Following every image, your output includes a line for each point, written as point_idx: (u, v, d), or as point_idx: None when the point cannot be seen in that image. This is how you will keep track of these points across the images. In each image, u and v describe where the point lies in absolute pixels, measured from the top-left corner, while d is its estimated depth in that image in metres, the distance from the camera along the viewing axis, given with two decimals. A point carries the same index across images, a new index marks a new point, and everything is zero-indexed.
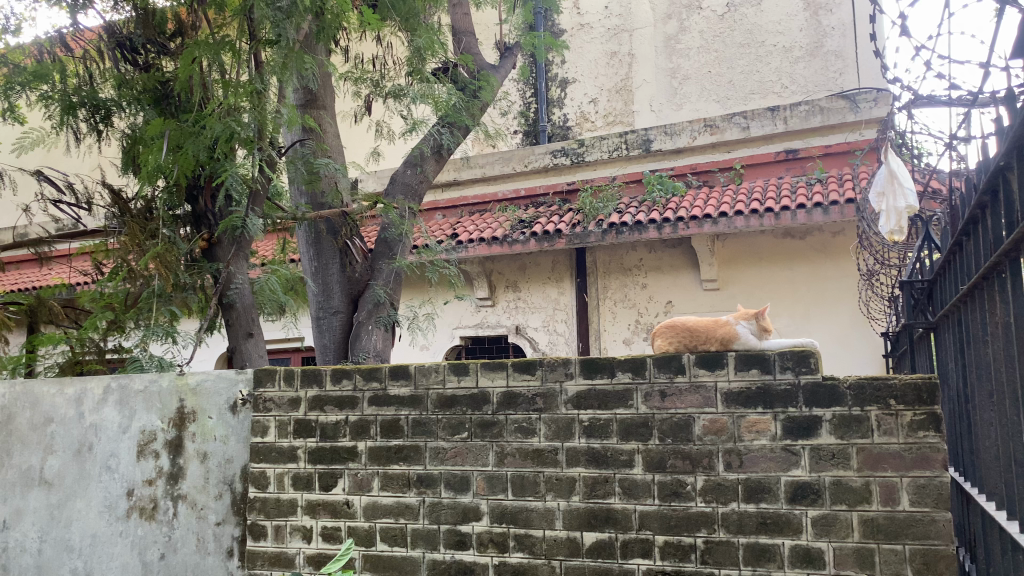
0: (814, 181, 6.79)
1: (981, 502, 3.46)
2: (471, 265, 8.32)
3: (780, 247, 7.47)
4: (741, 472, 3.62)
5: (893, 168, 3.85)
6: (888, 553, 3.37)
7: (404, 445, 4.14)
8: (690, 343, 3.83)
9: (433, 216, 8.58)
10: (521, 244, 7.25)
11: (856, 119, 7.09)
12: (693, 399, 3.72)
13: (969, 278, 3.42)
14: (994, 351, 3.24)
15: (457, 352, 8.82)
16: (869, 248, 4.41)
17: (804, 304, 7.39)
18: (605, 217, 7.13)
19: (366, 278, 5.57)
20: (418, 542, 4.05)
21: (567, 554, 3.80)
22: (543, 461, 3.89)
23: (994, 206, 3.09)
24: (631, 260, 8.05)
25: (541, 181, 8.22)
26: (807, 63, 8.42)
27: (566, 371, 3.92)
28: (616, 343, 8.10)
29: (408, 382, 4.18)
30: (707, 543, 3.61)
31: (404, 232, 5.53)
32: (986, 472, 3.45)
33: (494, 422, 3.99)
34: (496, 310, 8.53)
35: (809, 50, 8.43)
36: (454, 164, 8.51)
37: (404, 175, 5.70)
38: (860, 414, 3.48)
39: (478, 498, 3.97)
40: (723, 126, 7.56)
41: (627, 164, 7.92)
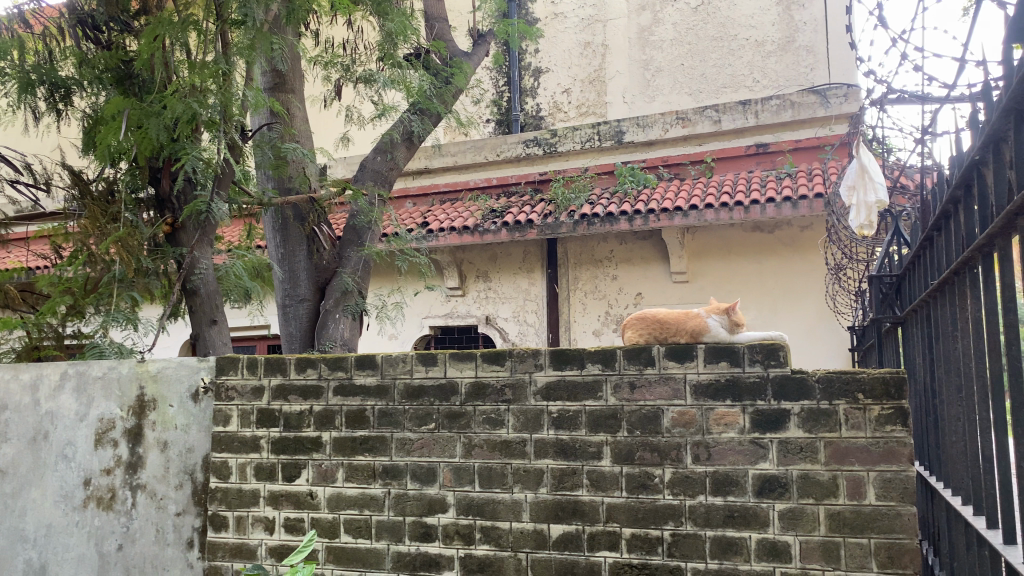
0: (784, 175, 6.80)
1: (946, 497, 3.47)
2: (441, 254, 8.23)
3: (748, 241, 7.49)
4: (709, 465, 3.60)
5: (863, 163, 3.84)
6: (854, 547, 3.38)
7: (369, 436, 4.08)
8: (660, 334, 3.80)
9: (403, 204, 8.50)
10: (493, 234, 7.17)
11: (826, 113, 7.14)
12: (663, 391, 3.70)
13: (939, 272, 3.43)
14: (965, 345, 3.25)
15: (426, 341, 8.75)
16: (837, 242, 4.39)
17: (772, 298, 7.41)
18: (576, 208, 7.10)
19: (334, 266, 5.50)
20: (382, 534, 3.99)
21: (533, 547, 3.76)
22: (510, 452, 3.85)
23: (967, 201, 3.11)
24: (602, 251, 8.02)
25: (513, 171, 8.17)
26: (779, 58, 8.44)
27: (536, 362, 3.86)
28: (586, 335, 8.06)
29: (374, 371, 4.12)
30: (674, 536, 3.60)
31: (373, 220, 5.46)
32: (952, 466, 3.46)
33: (461, 413, 3.95)
34: (466, 300, 8.48)
35: (781, 45, 8.45)
36: (425, 152, 8.44)
37: (374, 161, 5.64)
38: (828, 408, 3.48)
39: (444, 490, 3.92)
40: (695, 119, 7.55)
41: (599, 155, 7.88)
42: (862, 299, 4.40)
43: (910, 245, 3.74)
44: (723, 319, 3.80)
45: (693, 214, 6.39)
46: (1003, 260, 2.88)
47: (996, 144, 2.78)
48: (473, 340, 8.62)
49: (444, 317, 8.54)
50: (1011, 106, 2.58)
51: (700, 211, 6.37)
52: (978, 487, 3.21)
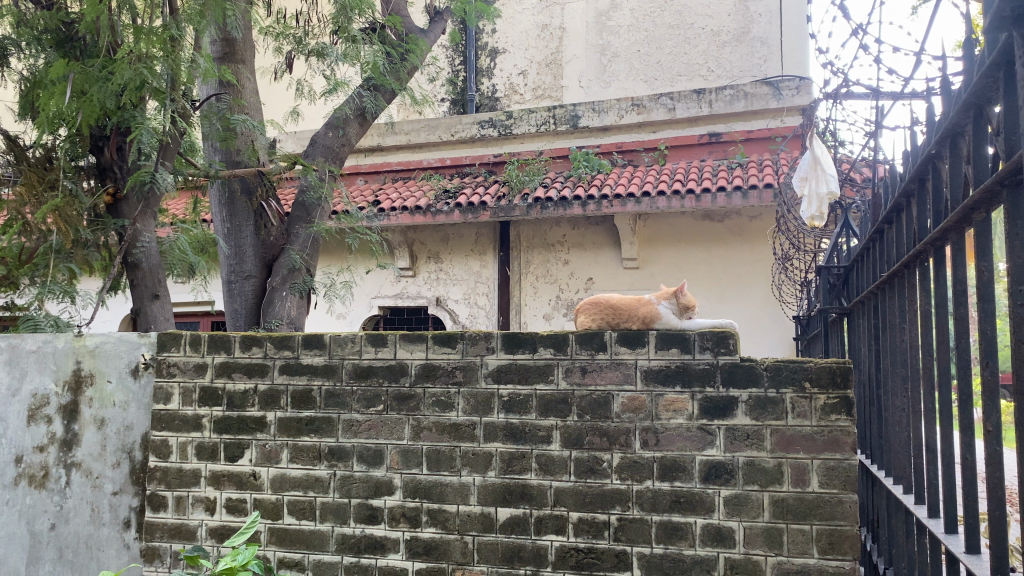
0: (735, 165, 6.86)
1: (887, 485, 3.53)
2: (393, 234, 8.11)
3: (698, 229, 7.54)
4: (657, 450, 3.62)
5: (817, 154, 3.85)
6: (796, 533, 3.43)
7: (316, 417, 4.01)
8: (613, 320, 3.78)
9: (354, 181, 8.39)
10: (445, 215, 7.06)
11: (778, 106, 7.17)
12: (613, 376, 3.70)
13: (889, 266, 3.47)
14: (913, 337, 3.30)
15: (376, 322, 8.61)
16: (786, 231, 4.39)
17: (720, 286, 7.48)
18: (530, 191, 7.04)
19: (282, 242, 5.40)
20: (327, 516, 3.94)
21: (479, 530, 3.75)
22: (459, 436, 3.82)
23: (920, 195, 3.22)
24: (554, 235, 8.00)
25: (467, 151, 8.09)
26: (733, 48, 8.49)
27: (487, 345, 3.83)
28: (536, 318, 8.06)
29: (322, 351, 4.05)
30: (620, 520, 3.62)
31: (322, 196, 5.38)
32: (894, 455, 3.52)
33: (410, 395, 3.90)
34: (417, 281, 8.39)
35: (735, 35, 8.51)
36: (378, 129, 8.32)
37: (325, 137, 5.54)
38: (775, 396, 3.51)
39: (391, 472, 3.88)
40: (650, 106, 7.55)
41: (553, 139, 7.84)
42: (808, 290, 4.40)
43: (859, 237, 3.77)
44: (673, 303, 3.83)
45: (645, 201, 6.37)
46: (955, 254, 2.95)
47: (953, 139, 2.89)
48: (423, 321, 8.54)
49: (393, 298, 8.42)
50: (971, 102, 2.70)
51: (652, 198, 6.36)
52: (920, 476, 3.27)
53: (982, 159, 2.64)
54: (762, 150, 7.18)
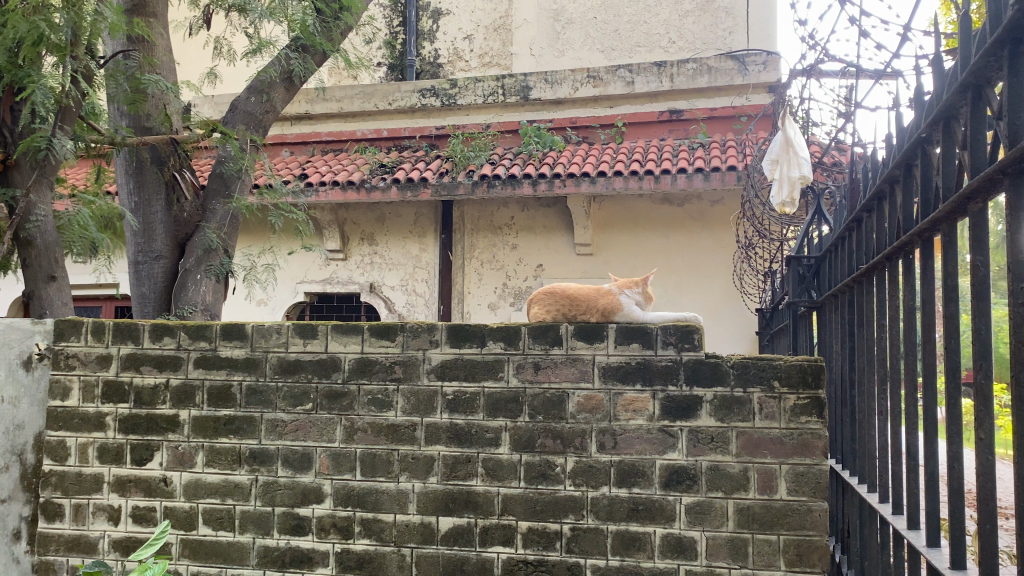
0: (697, 145, 6.25)
1: (852, 485, 3.14)
2: (320, 211, 6.78)
3: (660, 215, 6.43)
4: (614, 454, 3.28)
5: (789, 135, 3.54)
6: (762, 544, 3.14)
7: (235, 416, 3.60)
8: (569, 311, 3.42)
9: (278, 152, 7.50)
10: (381, 191, 6.20)
11: (744, 82, 6.46)
12: (569, 373, 3.34)
13: (869, 258, 3.06)
14: (884, 326, 2.93)
15: (301, 310, 7.21)
16: (750, 216, 4.09)
17: (677, 276, 6.39)
18: (476, 167, 6.23)
19: (197, 220, 4.95)
20: (247, 527, 3.54)
21: (419, 541, 3.39)
22: (397, 438, 3.45)
23: (907, 183, 2.79)
24: (502, 217, 6.76)
25: (406, 122, 7.26)
26: (697, 18, 7.26)
27: (431, 338, 3.46)
28: (480, 309, 6.80)
29: (243, 343, 3.63)
30: (573, 530, 3.28)
31: (242, 168, 4.91)
32: (858, 454, 3.14)
33: (344, 392, 3.51)
34: (348, 265, 7.00)
35: (700, 3, 7.27)
36: (307, 94, 7.38)
37: (247, 102, 5.07)
38: (742, 396, 3.20)
39: (320, 478, 3.49)
40: (607, 78, 6.75)
41: (501, 112, 7.01)
42: (772, 280, 4.14)
43: (834, 227, 3.44)
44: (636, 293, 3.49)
45: (601, 181, 5.78)
46: (946, 246, 2.50)
47: (947, 123, 2.49)
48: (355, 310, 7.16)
49: (321, 283, 7.02)
50: (969, 82, 2.30)
51: (608, 178, 5.76)
52: (881, 474, 2.91)
53: (979, 146, 2.27)
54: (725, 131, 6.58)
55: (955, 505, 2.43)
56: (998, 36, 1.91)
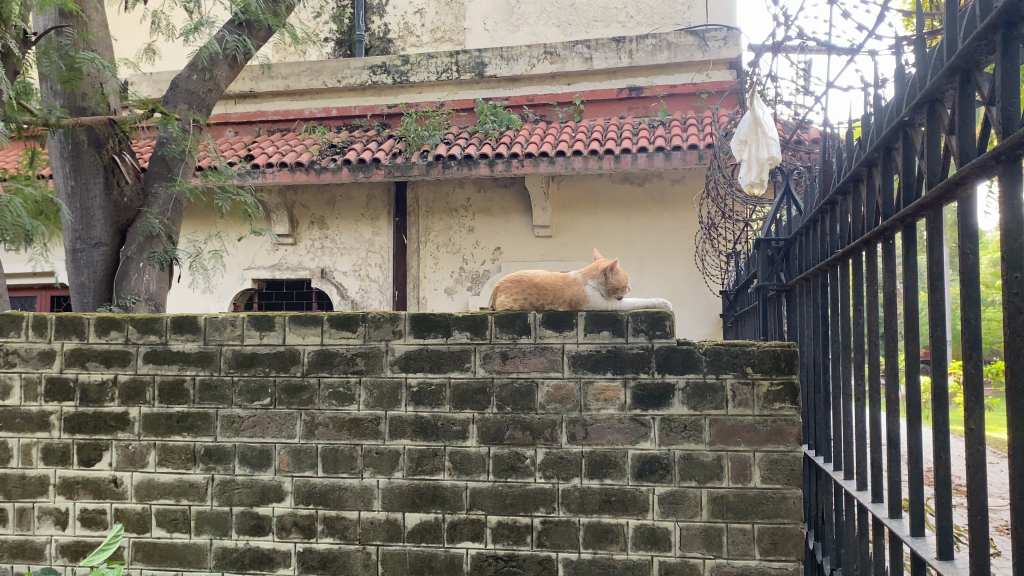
0: (657, 123, 6.19)
1: (828, 471, 3.13)
2: (268, 193, 6.54)
3: (621, 195, 6.35)
4: (585, 445, 3.20)
5: (758, 116, 3.47)
6: (736, 533, 3.10)
7: (189, 413, 3.45)
8: (537, 300, 3.32)
9: (222, 132, 7.20)
10: (331, 172, 5.99)
11: (704, 59, 6.40)
12: (538, 362, 3.25)
13: (844, 242, 3.02)
14: (861, 312, 2.91)
15: (248, 298, 6.96)
16: (714, 197, 4.03)
17: (635, 254, 6.33)
18: (431, 148, 6.07)
19: (138, 204, 4.74)
20: (203, 527, 3.40)
21: (384, 539, 3.28)
22: (360, 432, 3.32)
23: (886, 167, 2.74)
24: (457, 198, 6.60)
25: (356, 100, 7.03)
26: None
27: (394, 329, 3.33)
28: (437, 294, 6.64)
29: (195, 337, 3.48)
30: (544, 523, 3.19)
31: (185, 150, 4.71)
32: (834, 439, 3.13)
33: (303, 386, 3.38)
34: (297, 250, 6.78)
35: None
36: (251, 71, 7.10)
37: (188, 80, 4.89)
38: (715, 383, 3.14)
39: (280, 476, 3.36)
40: (564, 55, 6.62)
41: (455, 89, 6.84)
42: (734, 261, 4.10)
43: (804, 210, 3.40)
44: (600, 284, 3.38)
45: (560, 161, 5.66)
46: (931, 236, 2.45)
47: (932, 106, 2.39)
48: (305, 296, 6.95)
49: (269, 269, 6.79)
50: (957, 66, 2.13)
51: (567, 158, 5.65)
52: (859, 461, 2.89)
53: (967, 134, 2.12)
54: (685, 108, 6.50)
55: (942, 494, 2.41)
56: (990, 20, 1.78)
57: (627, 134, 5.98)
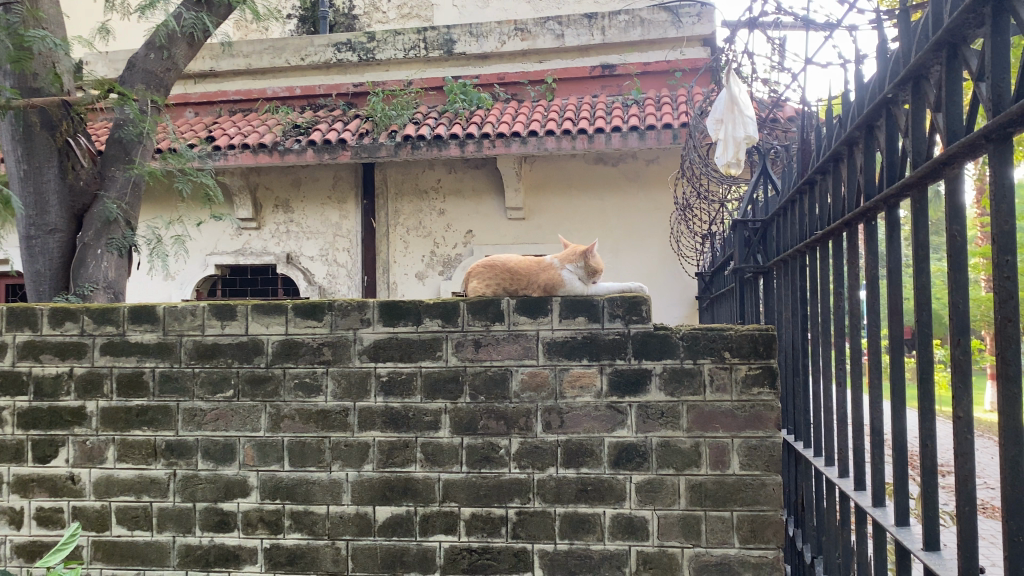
0: (630, 102, 6.09)
1: (808, 457, 3.05)
2: (231, 176, 6.37)
3: (594, 175, 6.25)
4: (561, 433, 3.11)
5: (733, 94, 3.37)
6: (715, 521, 3.03)
7: (148, 407, 3.34)
8: (511, 286, 3.22)
9: (182, 113, 7.02)
10: (297, 154, 5.84)
11: (678, 35, 6.29)
12: (511, 350, 3.15)
13: (824, 223, 2.93)
14: (840, 296, 2.83)
15: (212, 284, 6.81)
16: (689, 177, 3.94)
17: (608, 235, 6.25)
18: (399, 128, 5.93)
19: (95, 188, 4.59)
20: (165, 525, 3.30)
21: (354, 534, 3.18)
22: (328, 424, 3.22)
23: (867, 145, 2.63)
24: (427, 180, 6.47)
25: (320, 79, 6.86)
26: None
27: (362, 317, 3.23)
28: (407, 279, 6.51)
29: (154, 327, 3.36)
30: (519, 514, 3.11)
31: (143, 132, 4.56)
32: (814, 425, 3.05)
33: (267, 377, 3.27)
34: (262, 235, 6.63)
35: None
36: (211, 50, 6.90)
37: (146, 59, 4.73)
38: (692, 368, 3.06)
39: (245, 470, 3.26)
40: (535, 31, 6.49)
41: (423, 67, 6.70)
42: (710, 242, 4.02)
43: (782, 190, 3.32)
44: (579, 267, 3.25)
45: (532, 141, 5.55)
46: (915, 216, 2.36)
47: (917, 83, 2.28)
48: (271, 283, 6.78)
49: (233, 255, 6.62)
50: (942, 39, 2.00)
51: (540, 137, 5.54)
52: (840, 448, 2.82)
53: (955, 110, 1.99)
54: (658, 87, 6.40)
55: (929, 481, 2.34)
56: None
57: (601, 113, 5.87)
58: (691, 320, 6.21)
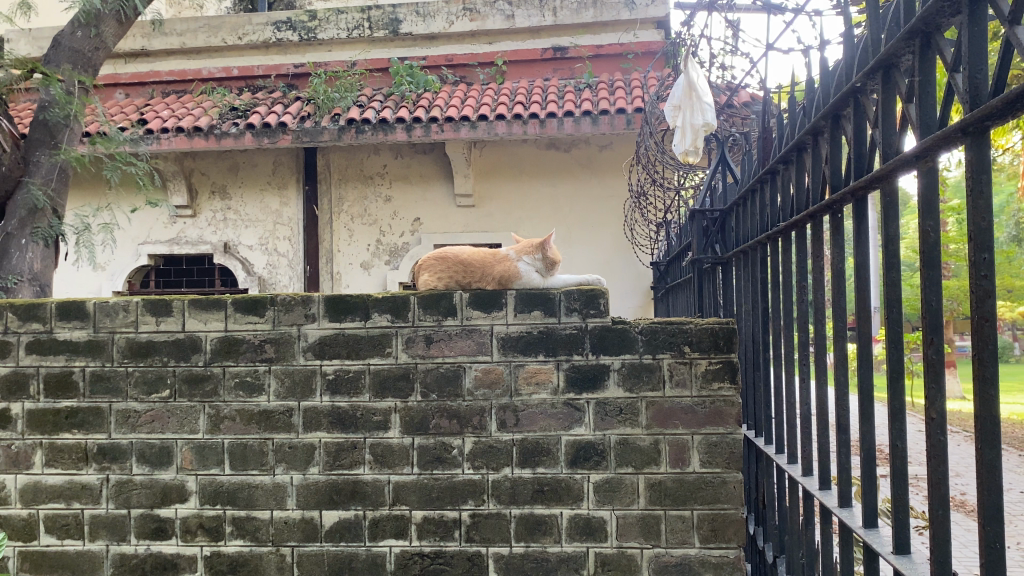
0: (583, 86, 5.97)
1: (770, 454, 2.97)
2: (164, 160, 6.12)
3: (543, 161, 6.14)
4: (517, 432, 2.99)
5: (692, 79, 3.24)
6: (675, 521, 2.94)
7: (79, 409, 3.18)
8: (464, 279, 3.10)
9: (111, 94, 6.70)
10: (234, 138, 5.61)
11: (631, 18, 6.19)
12: (465, 346, 3.03)
13: (786, 215, 2.82)
14: (804, 288, 2.73)
15: (144, 275, 6.53)
16: (644, 163, 3.83)
17: (556, 220, 6.14)
18: (342, 111, 5.74)
19: (19, 174, 4.29)
20: (98, 533, 3.14)
21: (300, 539, 3.05)
22: (271, 425, 3.08)
23: (833, 135, 2.46)
24: (372, 165, 6.29)
25: (259, 58, 6.62)
26: None
27: (307, 312, 3.08)
28: (352, 269, 6.33)
29: (84, 324, 3.19)
30: (473, 517, 2.99)
31: (70, 114, 4.32)
32: (775, 421, 2.97)
33: (206, 376, 3.12)
34: (196, 222, 6.39)
35: None
36: (142, 27, 6.61)
37: (72, 37, 4.49)
38: (652, 363, 2.96)
39: (183, 474, 3.11)
40: (485, 12, 6.32)
41: (368, 47, 6.50)
42: (666, 229, 3.93)
43: (741, 179, 3.22)
44: (536, 260, 3.20)
45: (482, 126, 5.40)
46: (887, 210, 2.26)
47: (887, 72, 1.99)
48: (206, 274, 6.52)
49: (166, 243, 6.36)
50: (916, 28, 1.72)
51: (490, 122, 5.39)
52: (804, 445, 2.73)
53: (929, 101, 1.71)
54: (610, 70, 6.29)
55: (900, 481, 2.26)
56: None
57: (553, 97, 5.74)
58: (644, 310, 6.14)
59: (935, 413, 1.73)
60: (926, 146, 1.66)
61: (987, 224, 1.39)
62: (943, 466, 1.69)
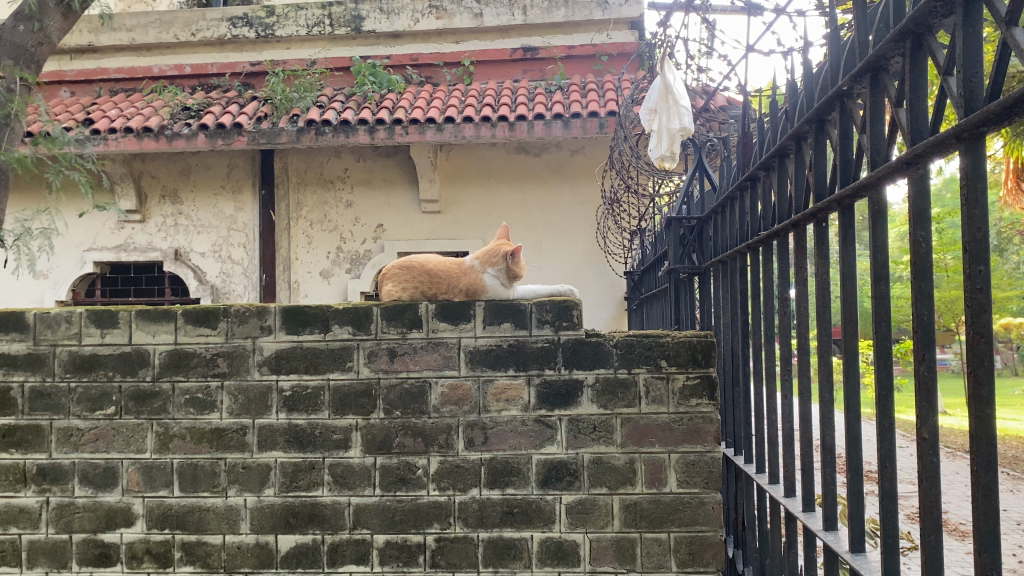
0: (554, 87, 5.84)
1: (750, 474, 2.84)
2: (113, 162, 5.88)
3: (510, 165, 6.01)
4: (484, 451, 2.83)
5: (668, 82, 3.10)
6: (651, 544, 2.79)
7: (18, 427, 2.98)
8: (429, 290, 2.95)
9: (56, 92, 6.45)
10: (186, 139, 5.39)
11: (603, 18, 6.08)
12: (430, 360, 2.87)
13: (765, 224, 2.69)
14: (785, 300, 2.60)
15: (90, 284, 6.28)
16: (619, 169, 3.70)
17: (522, 226, 6.00)
18: (302, 111, 5.55)
19: None
20: (37, 559, 2.95)
21: (254, 566, 2.87)
22: (223, 445, 2.90)
23: (817, 141, 2.24)
24: (333, 169, 6.11)
25: (214, 56, 6.41)
26: None
27: (262, 324, 2.90)
28: (311, 277, 6.12)
29: (24, 336, 2.99)
30: (439, 541, 2.83)
31: (11, 113, 4.11)
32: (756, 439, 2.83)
33: (154, 392, 2.93)
34: (146, 229, 6.15)
35: None
36: (91, 23, 6.38)
37: (14, 31, 4.26)
38: (627, 378, 2.82)
39: (129, 497, 2.92)
40: (451, 10, 6.19)
41: (329, 45, 6.31)
42: (640, 236, 3.80)
43: (719, 186, 3.10)
44: (502, 269, 3.00)
45: (449, 128, 5.25)
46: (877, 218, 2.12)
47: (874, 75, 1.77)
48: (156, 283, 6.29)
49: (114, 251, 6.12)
50: (906, 28, 1.51)
51: (457, 125, 5.23)
52: (786, 465, 2.59)
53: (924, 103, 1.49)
54: (582, 71, 6.15)
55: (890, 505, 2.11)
56: None
57: (523, 99, 5.60)
58: (615, 320, 5.99)
59: (926, 432, 1.47)
60: (916, 152, 1.44)
61: (982, 234, 1.23)
62: (938, 492, 1.46)
